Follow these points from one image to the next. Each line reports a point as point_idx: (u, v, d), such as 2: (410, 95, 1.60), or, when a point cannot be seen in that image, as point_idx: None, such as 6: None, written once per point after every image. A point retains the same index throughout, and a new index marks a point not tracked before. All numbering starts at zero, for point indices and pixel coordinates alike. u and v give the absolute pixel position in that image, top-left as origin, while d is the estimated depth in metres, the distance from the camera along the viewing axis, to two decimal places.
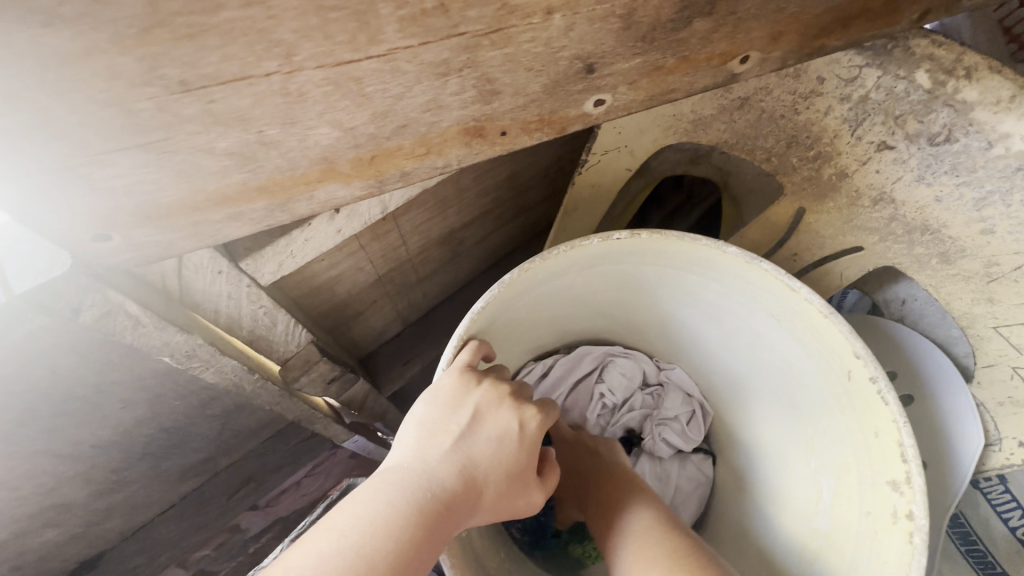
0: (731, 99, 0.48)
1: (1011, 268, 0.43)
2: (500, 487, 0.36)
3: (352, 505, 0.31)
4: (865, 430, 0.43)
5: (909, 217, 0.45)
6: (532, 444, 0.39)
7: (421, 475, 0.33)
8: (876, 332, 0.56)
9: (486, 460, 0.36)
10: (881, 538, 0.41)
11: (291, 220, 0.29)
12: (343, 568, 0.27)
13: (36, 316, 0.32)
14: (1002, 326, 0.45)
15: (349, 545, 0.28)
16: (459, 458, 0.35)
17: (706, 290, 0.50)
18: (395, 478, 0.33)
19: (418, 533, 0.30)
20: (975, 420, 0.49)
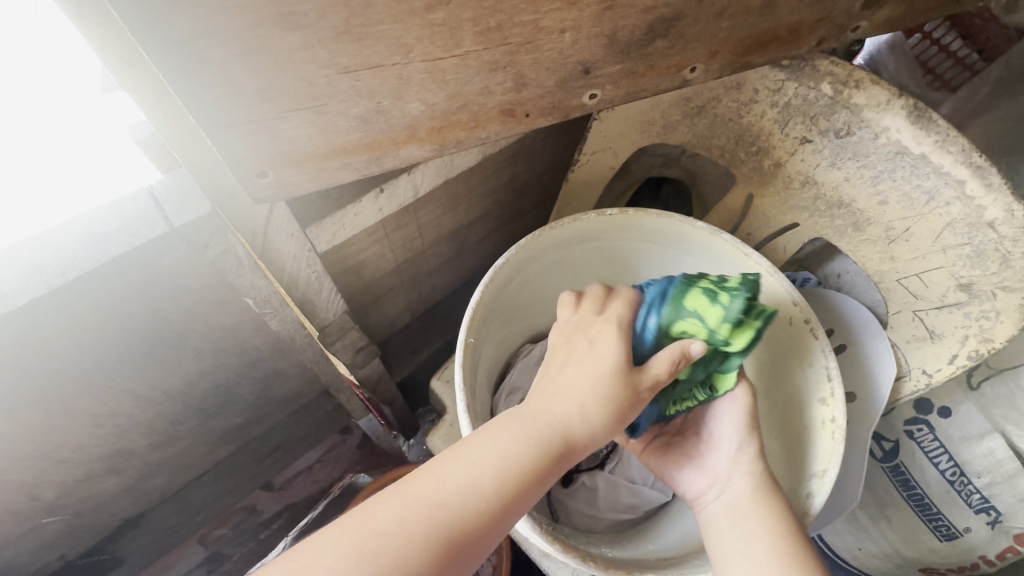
0: (691, 107, 0.63)
1: (903, 230, 0.56)
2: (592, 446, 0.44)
3: (488, 447, 0.39)
4: (802, 364, 0.55)
5: (829, 195, 0.59)
6: (635, 407, 0.44)
7: (543, 437, 0.40)
8: (817, 299, 0.68)
9: (593, 428, 0.41)
10: (813, 438, 0.52)
11: (380, 172, 0.40)
12: (478, 486, 0.37)
13: (183, 245, 0.48)
14: (903, 277, 0.58)
15: (482, 490, 0.37)
16: (562, 419, 0.41)
17: (679, 262, 0.64)
18: (515, 418, 0.41)
19: (528, 466, 0.39)
20: (890, 356, 0.60)
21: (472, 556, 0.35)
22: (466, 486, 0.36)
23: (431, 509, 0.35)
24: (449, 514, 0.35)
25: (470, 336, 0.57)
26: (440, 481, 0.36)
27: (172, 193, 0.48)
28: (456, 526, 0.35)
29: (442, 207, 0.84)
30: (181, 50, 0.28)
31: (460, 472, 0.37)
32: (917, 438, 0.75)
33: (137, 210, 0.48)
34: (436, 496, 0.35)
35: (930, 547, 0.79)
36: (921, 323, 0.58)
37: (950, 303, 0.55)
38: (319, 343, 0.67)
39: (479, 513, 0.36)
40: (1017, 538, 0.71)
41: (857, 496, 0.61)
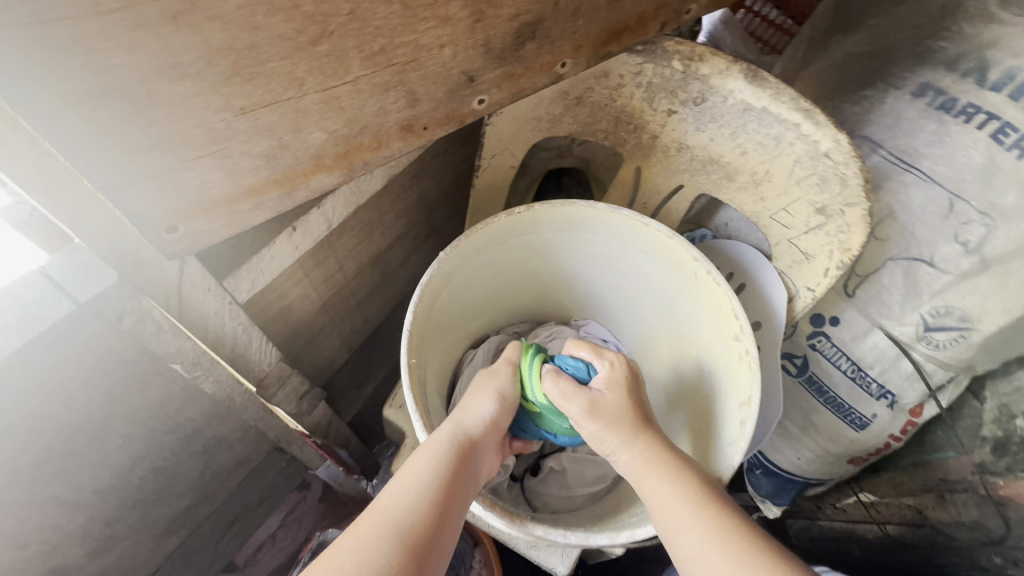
0: (570, 99, 0.69)
1: (764, 173, 0.65)
2: (493, 450, 0.56)
3: (409, 469, 0.48)
4: (715, 308, 0.61)
5: (701, 155, 0.68)
6: (508, 416, 0.59)
7: (455, 454, 0.51)
8: (713, 250, 0.79)
9: (483, 440, 0.54)
10: (736, 370, 0.58)
11: (295, 205, 0.41)
12: (414, 503, 0.45)
13: (93, 322, 0.46)
14: (773, 214, 0.67)
15: (414, 496, 0.46)
16: (464, 439, 0.53)
17: (594, 240, 0.69)
18: (429, 447, 0.51)
19: (450, 477, 0.48)
20: (779, 282, 0.69)
21: (428, 563, 0.42)
22: (406, 506, 0.44)
23: (382, 532, 0.42)
24: (392, 521, 0.43)
25: (412, 357, 0.58)
26: (385, 510, 0.44)
27: (68, 269, 0.45)
28: (403, 530, 0.42)
29: (357, 236, 0.84)
30: (67, 115, 0.28)
31: (394, 499, 0.45)
32: (819, 348, 0.88)
33: (29, 297, 0.45)
34: (384, 522, 0.43)
35: (851, 439, 0.91)
36: (796, 248, 0.67)
37: (813, 226, 0.65)
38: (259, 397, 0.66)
39: (420, 523, 0.44)
40: (912, 412, 0.85)
41: (780, 410, 0.69)
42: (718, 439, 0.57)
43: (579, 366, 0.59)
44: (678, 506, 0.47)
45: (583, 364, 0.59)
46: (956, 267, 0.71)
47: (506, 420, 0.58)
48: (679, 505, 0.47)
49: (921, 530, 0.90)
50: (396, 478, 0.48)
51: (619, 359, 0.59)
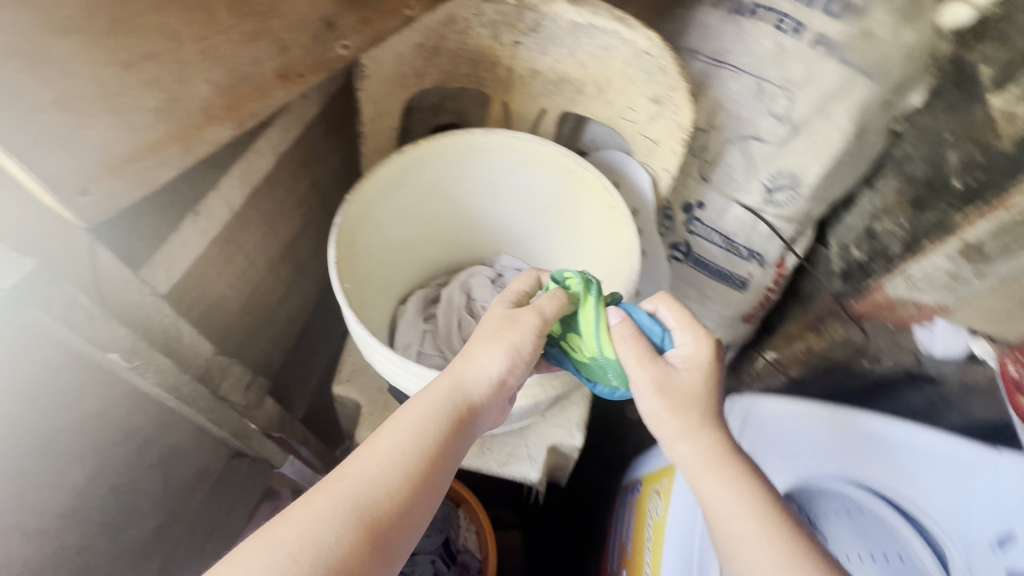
0: (427, 50, 0.76)
1: (606, 80, 0.77)
2: (494, 408, 0.59)
3: (387, 432, 0.53)
4: (589, 192, 0.74)
5: (552, 76, 0.78)
6: (517, 373, 0.60)
7: (440, 421, 0.55)
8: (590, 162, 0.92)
9: (478, 404, 0.57)
10: (618, 231, 0.72)
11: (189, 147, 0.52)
12: (385, 466, 0.50)
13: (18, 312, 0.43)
14: (622, 113, 0.80)
15: (388, 461, 0.51)
16: (457, 401, 0.56)
17: (481, 168, 0.79)
18: (416, 411, 0.55)
19: (429, 443, 0.53)
20: (642, 168, 0.83)
21: (392, 517, 0.48)
22: (380, 471, 0.50)
23: (349, 495, 0.48)
24: (360, 486, 0.48)
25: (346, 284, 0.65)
26: (357, 472, 0.49)
27: None
28: (368, 491, 0.48)
29: (262, 228, 0.86)
30: None
31: (369, 464, 0.50)
32: (696, 231, 1.12)
33: None
34: (353, 485, 0.48)
35: (741, 297, 1.16)
36: (648, 138, 0.80)
37: (654, 115, 0.78)
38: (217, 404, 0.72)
39: (391, 484, 0.49)
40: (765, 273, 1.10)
41: (665, 272, 0.83)
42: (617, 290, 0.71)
43: (655, 329, 0.62)
44: (749, 529, 0.51)
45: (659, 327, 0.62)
46: (777, 135, 1.04)
47: (516, 378, 0.60)
48: (747, 523, 0.52)
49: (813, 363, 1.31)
50: (373, 438, 0.53)
51: (702, 343, 0.61)
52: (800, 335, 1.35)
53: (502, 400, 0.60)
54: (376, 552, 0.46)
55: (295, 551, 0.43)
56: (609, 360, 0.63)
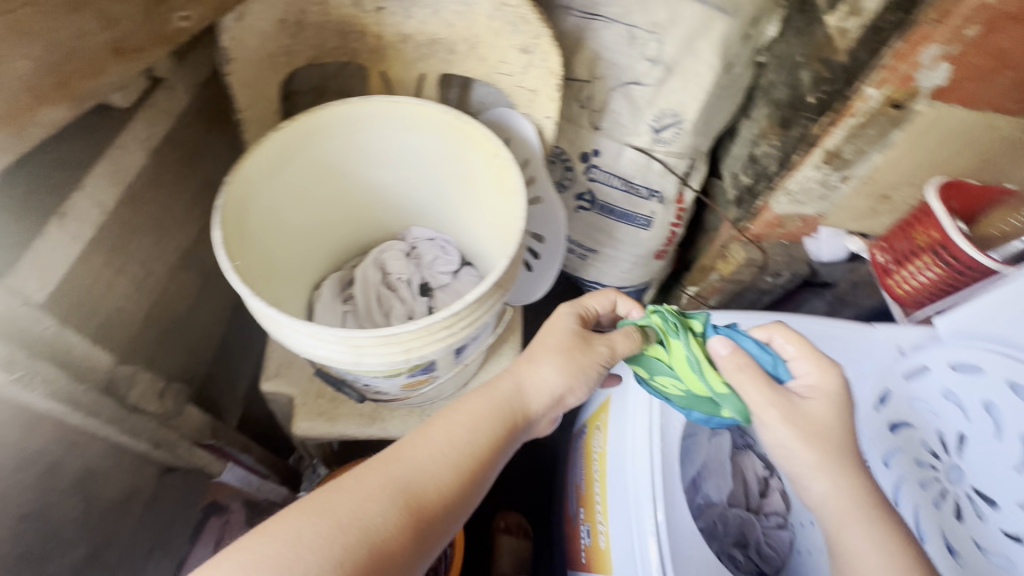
0: (291, 25, 0.75)
1: (475, 36, 0.79)
2: (539, 422, 0.70)
3: (443, 425, 0.63)
4: (472, 146, 0.76)
5: (422, 39, 0.80)
6: (565, 398, 0.71)
7: (495, 428, 0.65)
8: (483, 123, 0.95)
9: (530, 418, 0.68)
10: (504, 179, 0.74)
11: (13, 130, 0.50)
12: (443, 454, 0.60)
13: None
14: (498, 68, 0.83)
15: (441, 453, 0.60)
16: (513, 410, 0.67)
17: (367, 137, 0.80)
18: (476, 413, 0.65)
19: (483, 445, 0.63)
20: (525, 119, 0.87)
21: (432, 499, 0.57)
22: (436, 457, 0.60)
23: (403, 475, 0.57)
24: (411, 470, 0.58)
25: (234, 262, 0.65)
26: (416, 454, 0.60)
27: None
28: (419, 474, 0.58)
29: (152, 234, 0.83)
30: None
31: (425, 452, 0.60)
32: (596, 178, 1.19)
33: None
34: (410, 466, 0.58)
35: (647, 237, 1.24)
36: (526, 89, 0.84)
37: (526, 66, 0.81)
38: (128, 412, 0.71)
39: (440, 470, 0.59)
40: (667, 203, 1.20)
41: (561, 215, 0.86)
42: (510, 231, 0.72)
43: (761, 355, 0.69)
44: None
45: (780, 369, 0.68)
46: (653, 78, 1.07)
47: (572, 396, 0.72)
48: (878, 553, 0.56)
49: (732, 288, 1.45)
50: (431, 426, 0.63)
51: (830, 373, 0.66)
52: (710, 269, 1.46)
53: (549, 416, 0.72)
54: (416, 536, 0.54)
55: (343, 515, 0.52)
56: (716, 390, 0.71)
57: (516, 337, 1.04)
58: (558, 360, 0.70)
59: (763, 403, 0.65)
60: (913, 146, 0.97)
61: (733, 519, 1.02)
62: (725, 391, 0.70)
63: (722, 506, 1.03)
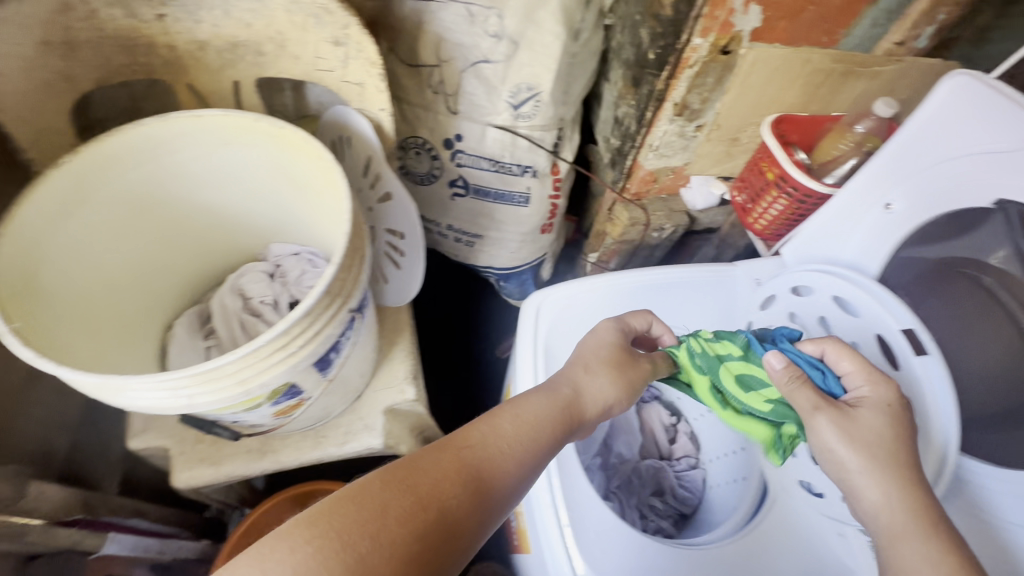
0: (57, 46, 0.67)
1: (280, 34, 0.74)
2: (593, 420, 0.74)
3: (508, 415, 0.66)
4: (295, 152, 0.71)
5: (221, 43, 0.73)
6: (620, 400, 0.76)
7: (557, 419, 0.68)
8: (323, 124, 0.90)
9: (586, 415, 0.72)
10: (331, 181, 0.70)
11: None
12: (509, 436, 0.63)
13: None
14: (316, 64, 0.77)
15: (508, 439, 0.63)
16: (575, 405, 0.71)
17: (181, 157, 0.73)
18: (541, 406, 0.68)
19: (547, 434, 0.66)
20: (358, 115, 0.82)
21: (498, 477, 0.59)
22: (502, 436, 0.63)
23: (474, 454, 0.60)
24: (480, 451, 0.60)
25: (21, 323, 0.57)
26: (482, 435, 0.62)
27: None
28: (487, 457, 0.60)
29: None
30: None
31: (488, 434, 0.62)
32: (464, 162, 1.17)
33: None
34: (477, 445, 0.61)
35: (528, 214, 1.24)
36: (352, 83, 0.79)
37: (344, 58, 0.76)
38: None
39: (508, 455, 0.62)
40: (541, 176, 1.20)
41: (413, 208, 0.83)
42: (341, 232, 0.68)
43: (820, 374, 0.65)
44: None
45: (835, 385, 0.64)
46: (500, 54, 1.04)
47: (617, 407, 0.77)
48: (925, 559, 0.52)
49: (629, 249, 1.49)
50: (497, 413, 0.66)
51: (879, 390, 0.61)
52: (603, 234, 1.49)
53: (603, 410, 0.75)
54: (482, 512, 0.56)
55: (421, 488, 0.54)
56: (763, 411, 0.71)
57: (406, 338, 1.01)
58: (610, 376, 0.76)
59: (809, 411, 0.62)
60: (743, 90, 1.02)
61: (647, 471, 1.07)
62: (771, 411, 0.70)
63: (634, 461, 1.08)
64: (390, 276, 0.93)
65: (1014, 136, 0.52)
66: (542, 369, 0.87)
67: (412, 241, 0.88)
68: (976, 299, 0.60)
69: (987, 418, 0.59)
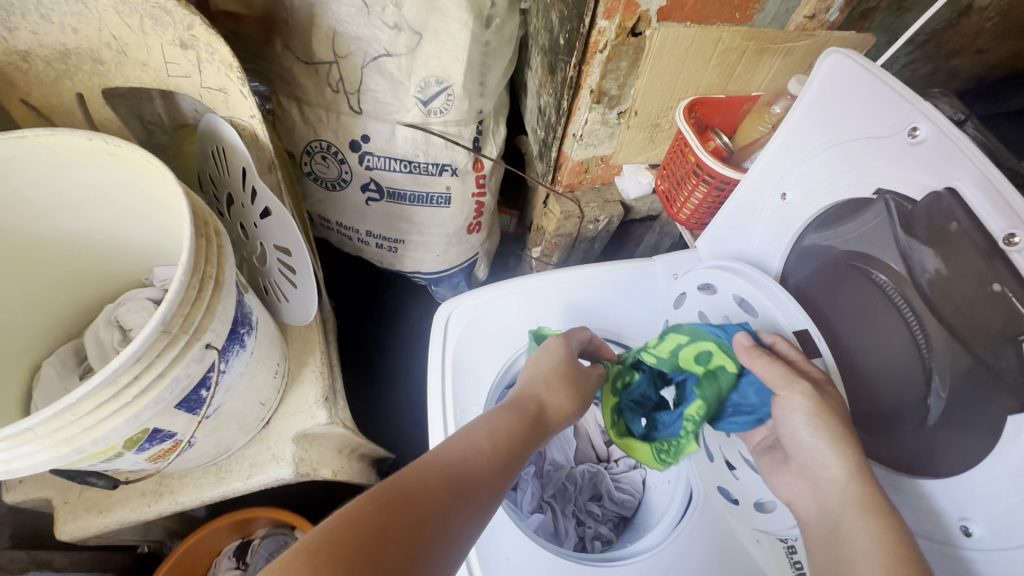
0: None
1: (116, 38, 0.66)
2: (561, 425, 0.73)
3: (477, 426, 0.63)
4: (143, 170, 0.64)
5: (49, 52, 0.65)
6: (581, 404, 0.75)
7: (526, 425, 0.66)
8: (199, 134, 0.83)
9: (553, 421, 0.71)
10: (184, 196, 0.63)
11: None
12: (482, 446, 0.60)
13: None
14: (166, 70, 0.70)
15: (484, 448, 0.61)
16: (541, 412, 0.70)
17: (18, 185, 0.66)
18: (508, 415, 0.67)
19: (520, 439, 0.64)
20: (222, 123, 0.73)
21: (482, 486, 0.56)
22: (477, 447, 0.60)
23: (454, 466, 0.57)
24: (458, 463, 0.57)
25: None
26: (457, 449, 0.59)
27: None
28: (465, 467, 0.57)
29: None
30: None
31: (463, 446, 0.60)
32: (374, 164, 1.10)
33: None
34: (454, 458, 0.58)
35: (450, 214, 1.19)
36: (212, 88, 0.72)
37: (195, 61, 0.68)
38: None
39: (486, 462, 0.59)
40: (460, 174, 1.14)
41: (293, 225, 0.76)
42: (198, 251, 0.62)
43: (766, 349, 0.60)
44: None
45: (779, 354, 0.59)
46: (403, 46, 0.95)
47: (575, 416, 0.76)
48: None
49: (569, 244, 1.43)
50: (467, 427, 0.63)
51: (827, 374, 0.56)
52: (541, 229, 1.42)
53: (568, 415, 0.74)
54: (470, 520, 0.54)
55: (409, 503, 0.50)
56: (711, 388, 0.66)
57: (316, 358, 0.94)
58: (569, 380, 0.74)
59: (783, 384, 0.55)
60: (655, 73, 0.96)
61: (583, 476, 1.03)
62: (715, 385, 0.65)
63: (569, 467, 1.04)
64: (289, 294, 0.87)
65: (886, 121, 0.49)
66: (450, 386, 0.82)
67: (298, 260, 0.81)
68: (867, 295, 0.57)
69: (882, 420, 0.56)
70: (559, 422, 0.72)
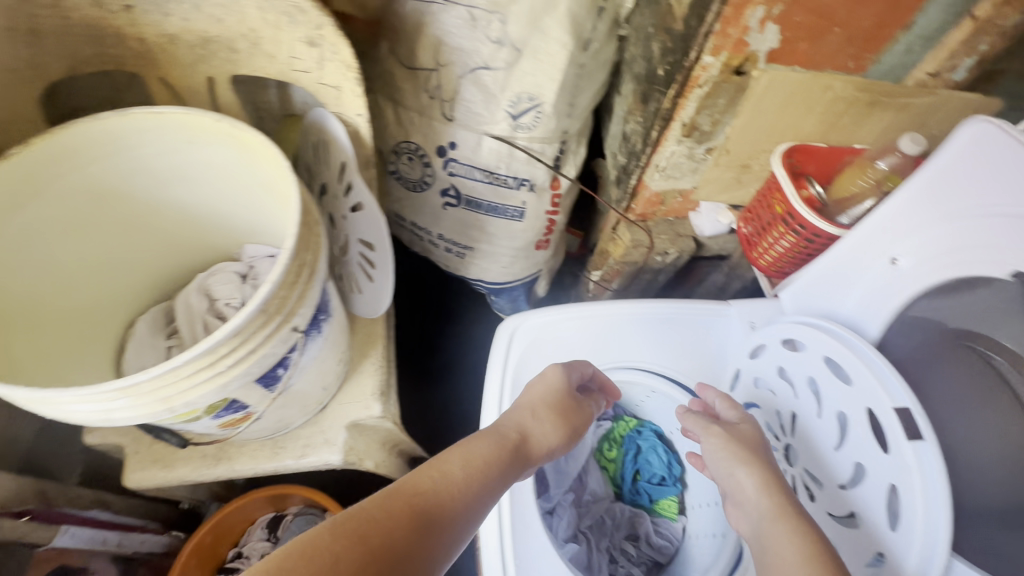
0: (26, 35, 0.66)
1: (251, 31, 0.71)
2: (546, 456, 0.75)
3: (450, 456, 0.65)
4: (258, 155, 0.68)
5: (192, 38, 0.71)
6: (568, 437, 0.77)
7: (502, 457, 0.68)
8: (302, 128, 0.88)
9: (533, 454, 0.72)
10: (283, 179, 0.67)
11: None
12: (451, 479, 0.62)
13: None
14: (288, 63, 0.74)
15: (454, 479, 0.63)
16: (523, 444, 0.72)
17: (147, 156, 0.72)
18: (486, 446, 0.69)
19: (494, 472, 0.66)
20: (332, 118, 0.77)
21: (445, 518, 0.59)
22: (447, 479, 0.62)
23: (420, 498, 0.59)
24: (423, 495, 0.59)
25: None
26: (425, 481, 0.61)
27: None
28: (431, 499, 0.59)
29: None
30: None
31: (432, 479, 0.62)
32: (456, 171, 1.13)
33: None
34: (420, 491, 0.60)
35: (522, 227, 1.20)
36: (327, 85, 0.75)
37: (317, 58, 0.72)
38: None
39: (453, 496, 0.61)
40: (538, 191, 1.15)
41: (382, 224, 0.79)
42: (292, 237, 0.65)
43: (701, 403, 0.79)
44: None
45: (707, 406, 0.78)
46: (502, 61, 0.97)
47: (562, 448, 0.77)
48: None
49: (632, 271, 1.40)
50: (439, 457, 0.65)
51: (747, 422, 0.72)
52: (605, 253, 1.40)
53: (555, 446, 0.76)
54: (431, 554, 0.55)
55: (367, 535, 0.52)
56: None
57: (378, 351, 0.97)
58: (563, 413, 0.76)
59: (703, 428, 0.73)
60: (754, 114, 0.93)
61: (622, 513, 1.01)
62: None
63: (608, 500, 1.02)
64: (364, 287, 0.90)
65: None
66: (507, 398, 0.82)
67: (382, 258, 0.84)
68: (983, 380, 0.54)
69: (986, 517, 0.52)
70: (546, 455, 0.74)
